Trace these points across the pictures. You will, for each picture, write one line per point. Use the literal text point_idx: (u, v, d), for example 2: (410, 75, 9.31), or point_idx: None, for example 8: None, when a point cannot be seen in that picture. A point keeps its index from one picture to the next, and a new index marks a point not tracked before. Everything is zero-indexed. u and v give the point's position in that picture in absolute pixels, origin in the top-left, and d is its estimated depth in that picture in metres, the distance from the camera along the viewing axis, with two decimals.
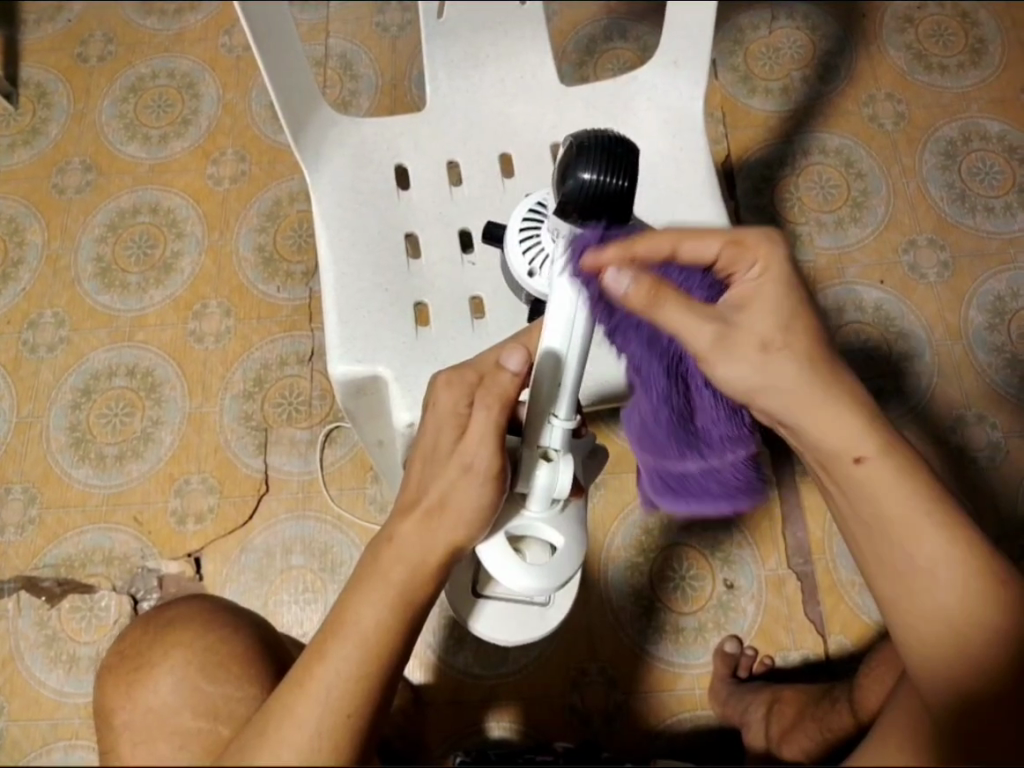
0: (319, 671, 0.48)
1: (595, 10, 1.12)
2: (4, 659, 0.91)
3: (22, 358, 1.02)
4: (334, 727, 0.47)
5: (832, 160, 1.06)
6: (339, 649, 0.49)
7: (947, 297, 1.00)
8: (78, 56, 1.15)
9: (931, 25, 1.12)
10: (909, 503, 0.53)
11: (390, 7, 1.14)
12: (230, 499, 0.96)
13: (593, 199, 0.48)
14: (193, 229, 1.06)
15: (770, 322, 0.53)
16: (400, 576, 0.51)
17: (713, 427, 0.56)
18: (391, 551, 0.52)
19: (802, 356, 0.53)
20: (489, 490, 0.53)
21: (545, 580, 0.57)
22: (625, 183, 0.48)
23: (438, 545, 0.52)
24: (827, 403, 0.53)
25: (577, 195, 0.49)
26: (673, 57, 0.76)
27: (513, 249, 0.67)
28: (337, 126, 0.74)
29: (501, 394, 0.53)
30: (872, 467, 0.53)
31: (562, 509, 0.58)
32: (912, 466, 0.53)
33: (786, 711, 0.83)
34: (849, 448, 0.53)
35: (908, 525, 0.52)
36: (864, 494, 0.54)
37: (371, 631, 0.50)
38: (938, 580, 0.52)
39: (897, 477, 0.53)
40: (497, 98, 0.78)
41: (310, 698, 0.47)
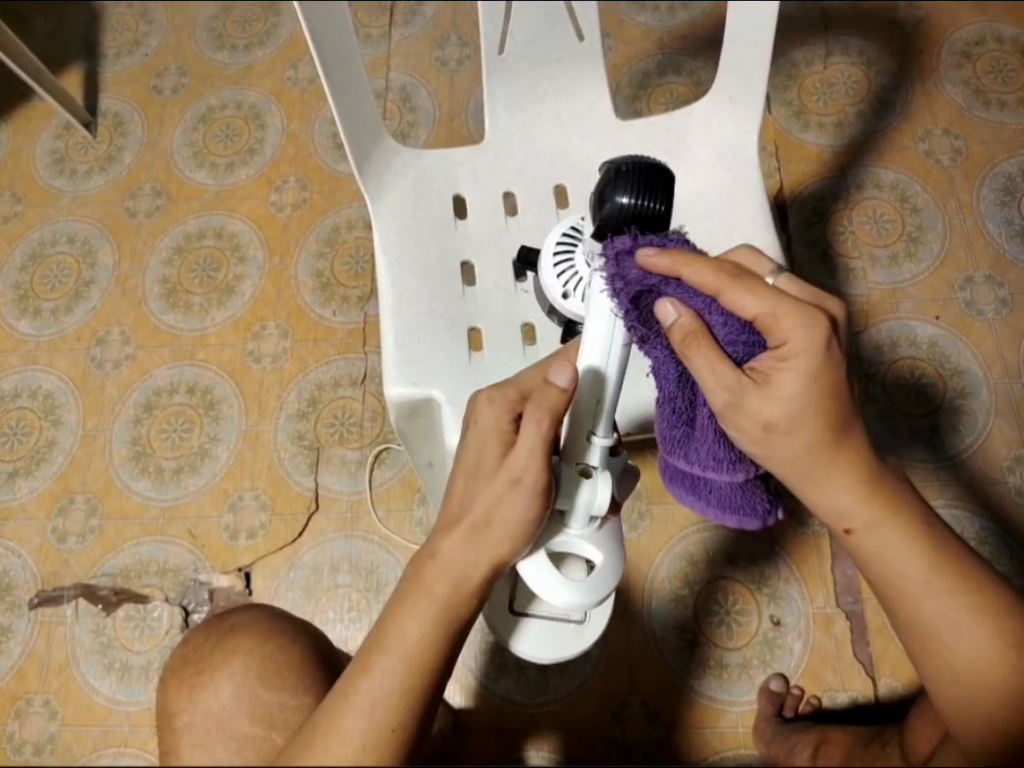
0: (365, 684, 0.50)
1: (650, 46, 1.14)
2: (60, 664, 0.94)
3: (89, 373, 1.06)
4: (379, 740, 0.48)
5: (887, 195, 1.06)
6: (383, 665, 0.50)
7: (1006, 335, 0.98)
8: (153, 87, 1.21)
9: (990, 61, 1.11)
10: (921, 568, 0.53)
11: (449, 41, 1.17)
12: (281, 516, 0.98)
13: (629, 221, 0.52)
14: (255, 253, 1.10)
15: (791, 407, 0.50)
16: (443, 592, 0.53)
17: (704, 443, 0.55)
18: (436, 568, 0.53)
19: (810, 439, 0.51)
20: (535, 502, 0.53)
21: (586, 595, 0.56)
22: (659, 207, 0.51)
23: (483, 561, 0.53)
24: (830, 469, 0.52)
25: (614, 218, 0.52)
26: (729, 94, 0.76)
27: (549, 278, 0.67)
28: (400, 157, 0.77)
29: (551, 409, 0.53)
30: (864, 539, 0.54)
31: (600, 528, 0.57)
32: (911, 531, 0.53)
33: (832, 752, 0.79)
34: (840, 520, 0.54)
35: (914, 590, 0.54)
36: (869, 559, 0.55)
37: (414, 645, 0.51)
38: (948, 640, 0.53)
39: (902, 543, 0.53)
40: (553, 133, 0.80)
41: (354, 711, 0.49)
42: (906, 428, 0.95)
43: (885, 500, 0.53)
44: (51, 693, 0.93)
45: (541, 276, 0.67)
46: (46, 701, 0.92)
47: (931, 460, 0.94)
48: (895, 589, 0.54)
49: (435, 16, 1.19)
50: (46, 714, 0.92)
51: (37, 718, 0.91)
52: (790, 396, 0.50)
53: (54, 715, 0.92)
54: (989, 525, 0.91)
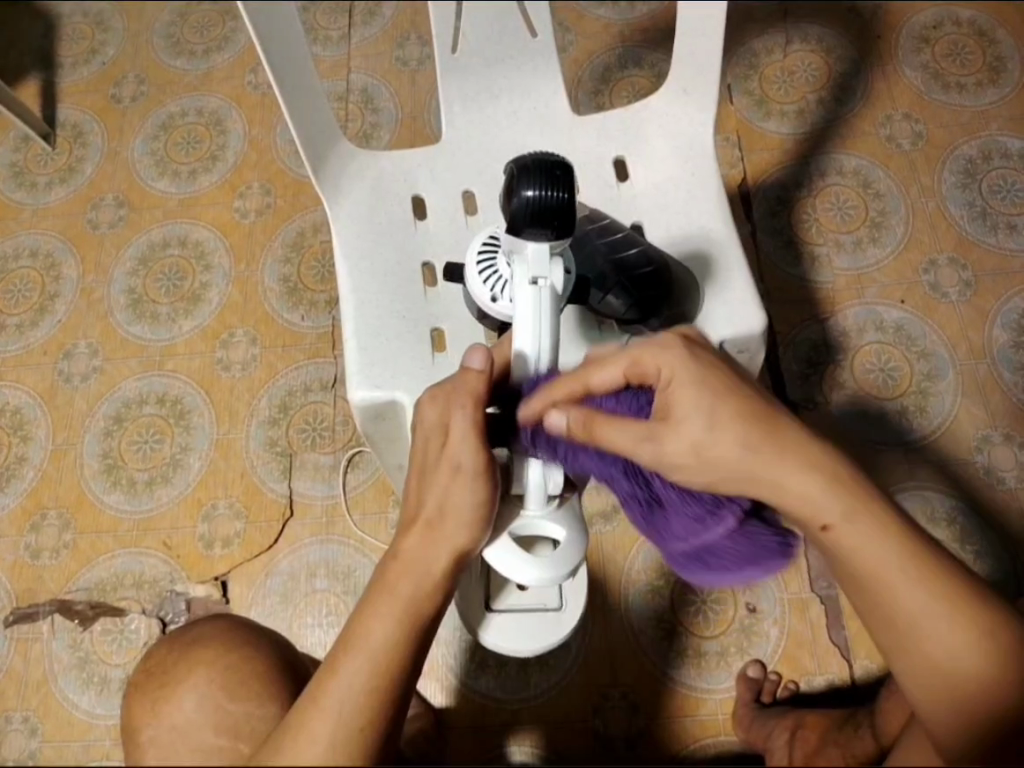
0: (331, 687, 0.49)
1: (609, 39, 1.14)
2: (38, 681, 0.93)
3: (58, 387, 1.05)
4: (349, 741, 0.48)
5: (849, 182, 1.06)
6: (350, 665, 0.50)
7: (970, 317, 0.99)
8: (112, 96, 1.20)
9: (947, 44, 1.12)
10: (898, 563, 0.52)
11: (409, 41, 1.17)
12: (256, 524, 0.98)
13: (537, 215, 0.52)
14: (221, 261, 1.10)
15: (700, 420, 0.52)
16: (407, 591, 0.53)
17: (676, 515, 0.56)
18: (398, 567, 0.54)
19: (738, 438, 0.52)
20: (481, 486, 0.54)
21: (553, 572, 0.58)
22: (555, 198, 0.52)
23: (442, 554, 0.54)
24: (779, 460, 0.52)
25: (522, 212, 0.52)
26: (682, 86, 0.75)
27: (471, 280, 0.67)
28: (356, 160, 0.76)
29: (472, 393, 0.55)
30: (841, 532, 0.52)
31: (561, 505, 0.58)
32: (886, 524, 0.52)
33: (808, 735, 0.79)
34: (817, 515, 0.52)
35: (889, 583, 0.52)
36: (842, 555, 0.53)
37: (381, 646, 0.51)
38: (926, 635, 0.52)
39: (873, 533, 0.52)
40: (510, 130, 0.79)
41: (322, 714, 0.48)
42: (874, 412, 0.96)
43: (854, 491, 0.52)
44: (30, 711, 0.92)
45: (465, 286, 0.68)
46: (25, 719, 0.92)
47: (900, 443, 0.94)
48: (870, 579, 0.52)
49: (394, 16, 1.19)
50: (26, 731, 0.91)
51: (17, 736, 0.91)
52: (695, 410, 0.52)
53: (34, 731, 0.91)
54: (960, 505, 0.91)
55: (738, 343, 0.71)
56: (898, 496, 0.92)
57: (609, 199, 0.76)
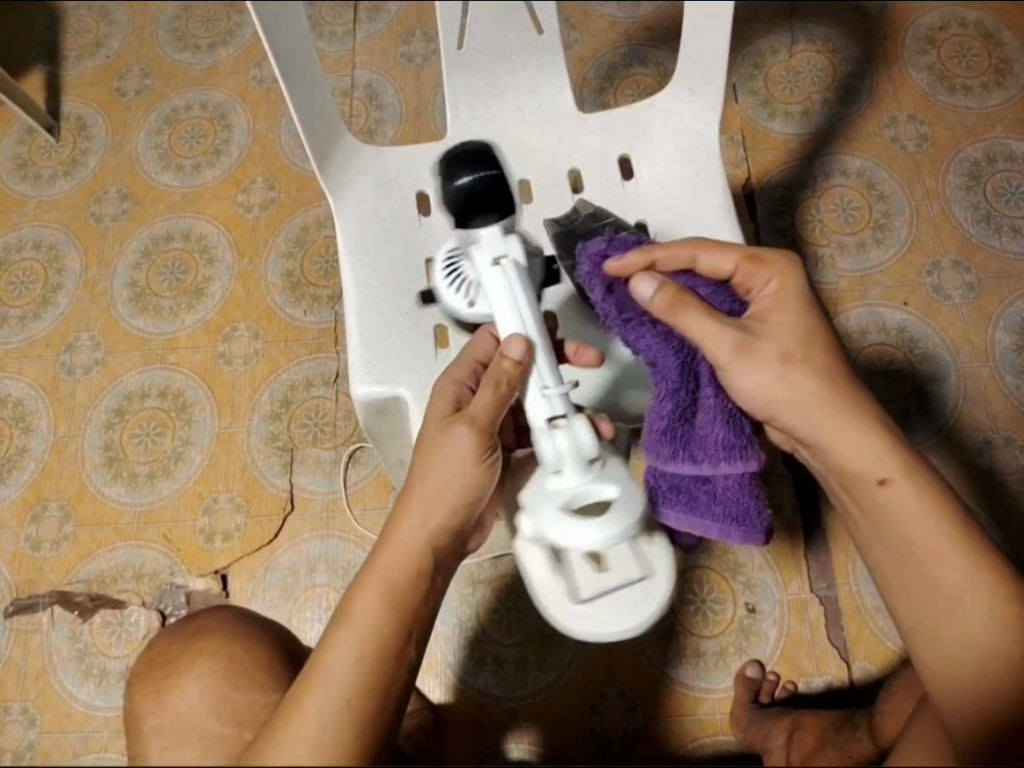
0: (323, 665, 0.50)
1: (615, 37, 1.14)
2: (37, 672, 0.93)
3: (60, 379, 1.05)
4: (340, 717, 0.48)
5: (854, 182, 1.06)
6: (341, 644, 0.51)
7: (974, 319, 0.99)
8: (116, 90, 1.20)
9: (953, 46, 1.12)
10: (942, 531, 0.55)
11: (414, 37, 1.17)
12: (256, 518, 0.98)
13: None
14: (224, 255, 1.10)
15: (784, 339, 0.57)
16: (396, 572, 0.55)
17: (710, 430, 0.58)
18: (389, 550, 0.55)
19: (810, 386, 0.56)
20: (478, 471, 0.58)
21: (619, 526, 0.54)
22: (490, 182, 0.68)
23: (429, 534, 0.56)
24: (846, 418, 0.56)
25: None
26: (688, 85, 0.75)
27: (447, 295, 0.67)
28: (361, 155, 0.76)
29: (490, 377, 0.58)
30: (895, 488, 0.56)
31: (604, 465, 0.56)
32: (935, 491, 0.55)
33: (806, 737, 0.79)
34: (874, 470, 0.56)
35: (929, 548, 0.55)
36: (890, 518, 0.56)
37: (371, 623, 0.52)
38: (963, 607, 0.54)
39: (924, 498, 0.55)
40: (515, 126, 0.79)
41: (315, 691, 0.49)
42: None
43: (908, 455, 0.56)
44: (29, 701, 0.92)
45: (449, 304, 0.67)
46: (24, 709, 0.92)
47: None
48: (912, 543, 0.55)
49: (399, 13, 1.18)
50: (25, 721, 0.91)
51: (15, 726, 0.91)
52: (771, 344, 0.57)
53: (32, 722, 0.91)
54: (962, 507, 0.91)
55: None
56: None
57: (614, 197, 0.76)
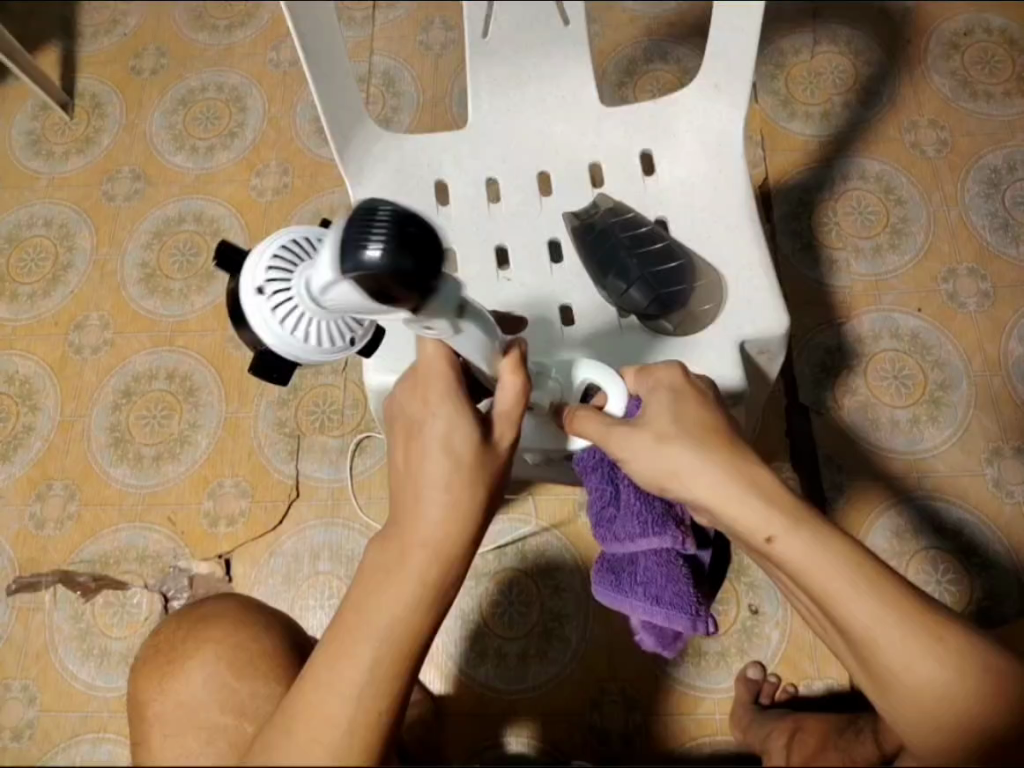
0: (346, 669, 0.47)
1: (636, 32, 1.13)
2: (38, 650, 0.93)
3: (68, 358, 1.05)
4: (364, 726, 0.46)
5: (872, 186, 1.05)
6: (362, 644, 0.47)
7: (987, 327, 0.98)
8: (132, 68, 1.19)
9: (977, 52, 1.11)
10: (842, 581, 0.49)
11: (434, 25, 1.16)
12: (261, 503, 0.98)
13: (406, 253, 0.42)
14: (236, 238, 1.09)
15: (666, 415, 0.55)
16: (422, 564, 0.49)
17: (627, 519, 0.62)
18: (415, 539, 0.50)
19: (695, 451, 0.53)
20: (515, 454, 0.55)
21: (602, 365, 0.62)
22: (398, 254, 0.42)
23: (460, 518, 0.50)
24: (712, 482, 0.52)
25: (389, 272, 0.42)
26: (714, 82, 0.74)
27: (269, 330, 0.52)
28: (380, 142, 0.75)
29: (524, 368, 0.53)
30: (786, 546, 0.50)
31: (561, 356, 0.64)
32: (829, 540, 0.50)
33: (807, 739, 0.79)
34: (760, 529, 0.51)
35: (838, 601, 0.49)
36: (792, 573, 0.51)
37: (397, 623, 0.48)
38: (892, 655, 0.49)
39: (817, 547, 0.49)
40: (536, 118, 0.78)
41: (337, 697, 0.46)
42: (885, 421, 0.96)
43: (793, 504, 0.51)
44: (29, 679, 0.92)
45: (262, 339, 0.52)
46: (25, 687, 0.92)
47: (909, 453, 0.94)
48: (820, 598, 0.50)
49: None
50: (24, 699, 0.92)
51: (15, 704, 0.91)
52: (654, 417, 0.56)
53: (32, 700, 0.91)
54: (964, 517, 0.92)
55: (759, 344, 0.71)
56: (903, 504, 0.92)
57: (633, 193, 0.76)
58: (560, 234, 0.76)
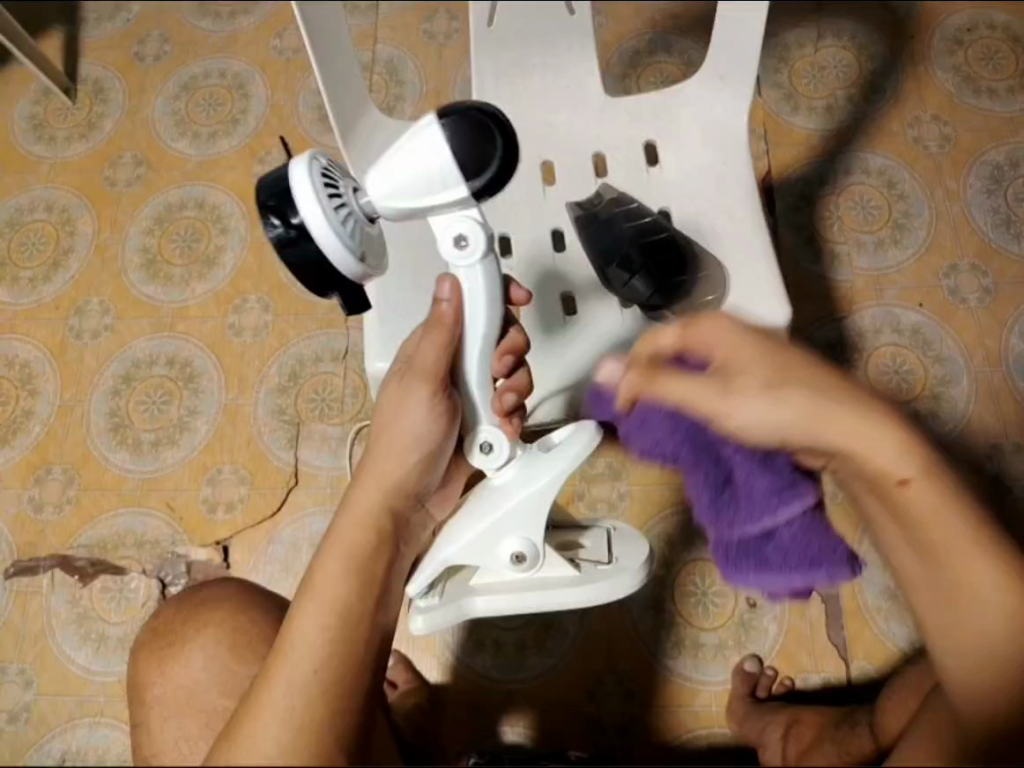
0: (292, 637, 0.50)
1: (640, 23, 1.13)
2: (36, 634, 0.94)
3: (68, 343, 1.05)
4: (312, 682, 0.49)
5: (875, 181, 1.05)
6: (307, 611, 0.51)
7: (988, 323, 0.98)
8: (135, 54, 1.18)
9: (981, 48, 1.11)
10: (959, 530, 0.49)
11: (438, 14, 1.15)
12: (260, 490, 0.98)
13: (489, 131, 0.53)
14: (238, 225, 1.09)
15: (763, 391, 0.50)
16: (349, 538, 0.54)
17: (755, 482, 0.53)
18: (348, 514, 0.56)
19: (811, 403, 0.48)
20: (433, 418, 0.58)
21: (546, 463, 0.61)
22: (487, 120, 0.53)
23: (376, 489, 0.56)
24: (858, 421, 0.48)
25: (470, 128, 0.52)
26: (719, 73, 0.75)
27: (322, 214, 0.52)
28: (384, 129, 0.75)
29: (441, 321, 0.58)
30: (918, 492, 0.48)
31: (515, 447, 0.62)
32: (952, 488, 0.48)
33: (804, 733, 0.80)
34: (894, 470, 0.48)
35: (954, 549, 0.49)
36: (908, 519, 0.49)
37: (332, 593, 0.52)
38: (989, 604, 0.49)
39: (945, 499, 0.48)
40: (541, 108, 0.79)
41: (285, 663, 0.49)
42: None
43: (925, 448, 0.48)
44: (26, 663, 0.92)
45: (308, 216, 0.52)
46: (22, 671, 0.92)
47: None
48: (931, 548, 0.49)
49: None
50: (21, 683, 0.92)
51: (13, 687, 0.91)
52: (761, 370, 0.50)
53: (29, 684, 0.92)
54: None
55: None
56: None
57: (637, 183, 0.76)
58: (562, 224, 0.75)
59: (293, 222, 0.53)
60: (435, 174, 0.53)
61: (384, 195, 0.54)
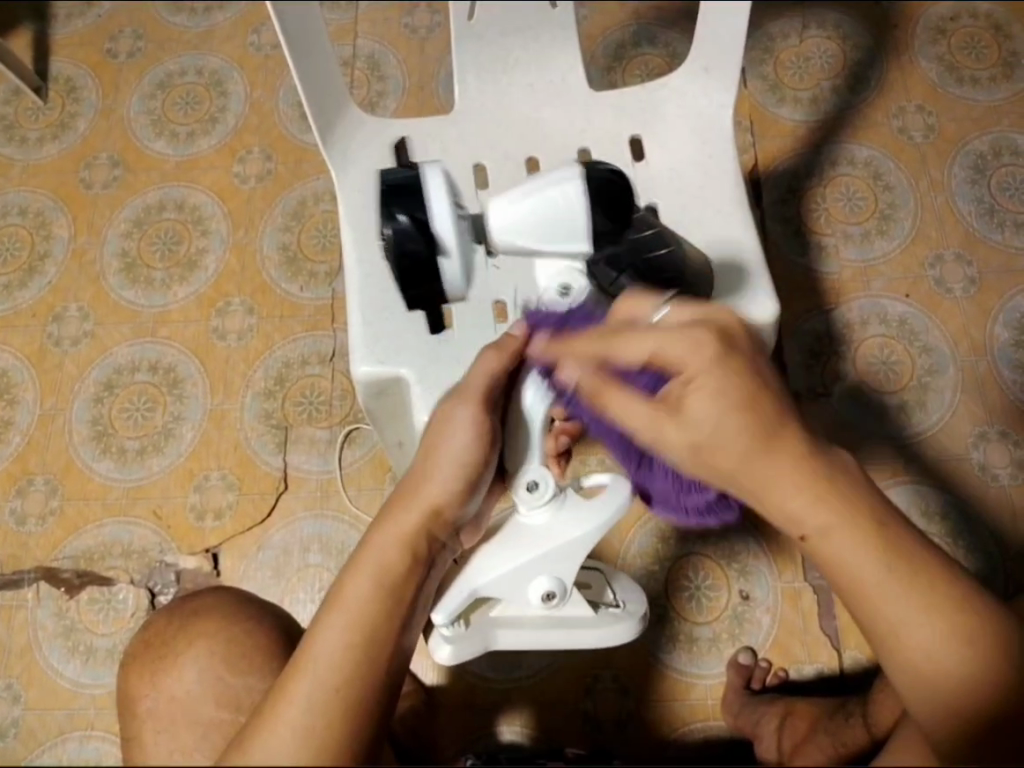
0: (312, 647, 0.49)
1: (625, 15, 1.12)
2: (22, 648, 0.92)
3: (46, 350, 1.03)
4: (325, 698, 0.47)
5: (860, 172, 1.05)
6: (329, 624, 0.50)
7: (973, 313, 0.99)
8: (108, 51, 1.15)
9: (963, 37, 1.11)
10: (873, 559, 0.48)
11: (418, 8, 1.14)
12: (248, 496, 0.97)
13: (603, 186, 0.57)
14: (219, 227, 1.07)
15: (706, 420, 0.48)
16: (385, 553, 0.53)
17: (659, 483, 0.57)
18: (385, 528, 0.55)
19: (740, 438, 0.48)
20: (477, 439, 0.57)
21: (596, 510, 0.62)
22: (604, 176, 0.58)
23: (418, 507, 0.55)
24: (779, 473, 0.48)
25: (593, 180, 0.57)
26: (703, 65, 0.74)
27: (448, 219, 0.57)
28: (366, 127, 0.74)
29: (501, 350, 0.59)
30: (820, 542, 0.49)
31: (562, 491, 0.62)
32: (871, 519, 0.48)
33: (799, 725, 0.80)
34: (793, 526, 0.49)
35: (873, 587, 0.48)
36: (828, 563, 0.50)
37: (356, 604, 0.51)
38: (913, 633, 0.48)
39: (857, 537, 0.48)
40: (526, 103, 0.77)
41: (301, 674, 0.48)
42: (874, 407, 0.96)
43: (839, 496, 0.48)
44: (13, 678, 0.91)
45: (433, 211, 0.57)
46: (9, 686, 0.90)
47: (898, 439, 0.95)
48: (852, 586, 0.49)
49: None
50: (9, 698, 0.90)
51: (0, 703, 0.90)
52: (703, 418, 0.48)
53: (17, 699, 0.90)
54: (954, 500, 0.92)
55: None
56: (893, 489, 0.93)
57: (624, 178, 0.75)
58: None
59: (414, 217, 0.57)
60: (561, 221, 0.58)
61: (507, 229, 0.59)
